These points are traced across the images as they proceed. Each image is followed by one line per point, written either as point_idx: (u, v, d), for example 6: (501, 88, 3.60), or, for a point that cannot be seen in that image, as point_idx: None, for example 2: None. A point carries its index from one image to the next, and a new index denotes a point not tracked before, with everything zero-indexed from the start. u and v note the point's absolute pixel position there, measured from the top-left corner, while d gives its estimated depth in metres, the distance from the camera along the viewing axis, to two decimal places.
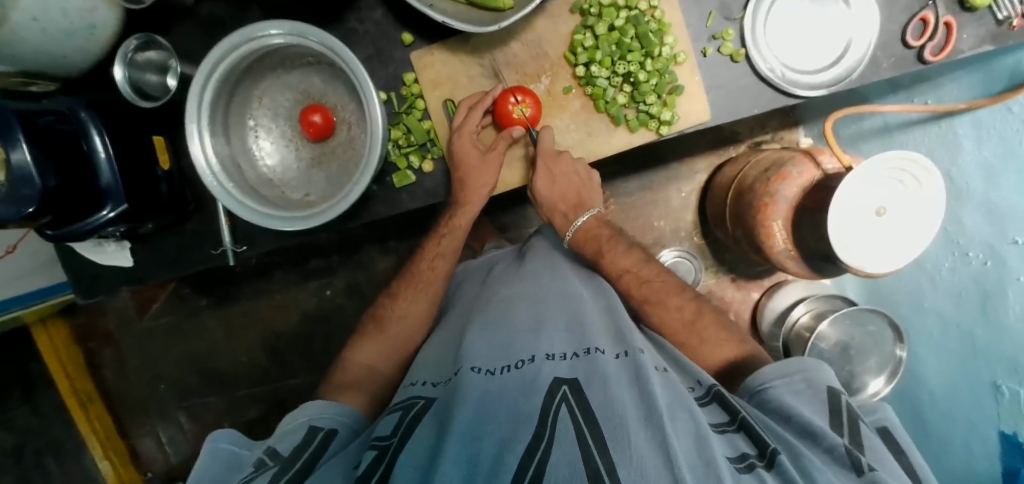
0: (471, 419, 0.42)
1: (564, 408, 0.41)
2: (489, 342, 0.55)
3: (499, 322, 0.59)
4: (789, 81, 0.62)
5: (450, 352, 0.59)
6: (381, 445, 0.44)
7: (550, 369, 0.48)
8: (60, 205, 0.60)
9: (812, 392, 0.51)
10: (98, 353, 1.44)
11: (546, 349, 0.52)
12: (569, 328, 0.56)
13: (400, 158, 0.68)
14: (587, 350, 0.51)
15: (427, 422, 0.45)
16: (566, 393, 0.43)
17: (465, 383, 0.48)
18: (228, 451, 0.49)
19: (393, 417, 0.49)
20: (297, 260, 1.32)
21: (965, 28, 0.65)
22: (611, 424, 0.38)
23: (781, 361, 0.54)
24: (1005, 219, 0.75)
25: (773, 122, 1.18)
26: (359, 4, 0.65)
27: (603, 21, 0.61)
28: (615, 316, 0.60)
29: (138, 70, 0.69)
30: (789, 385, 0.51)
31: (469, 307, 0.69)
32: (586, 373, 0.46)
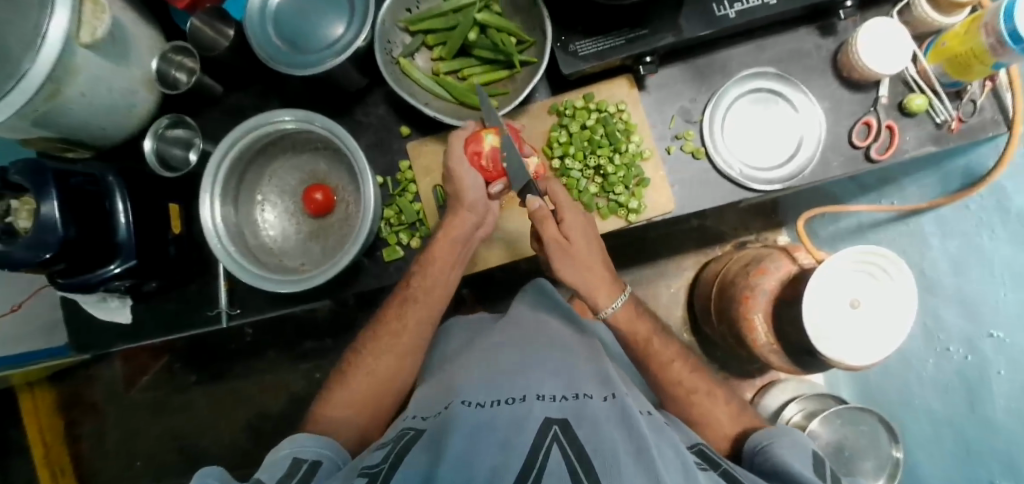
0: (462, 452, 0.42)
1: (555, 447, 0.42)
2: (478, 383, 0.56)
3: (488, 365, 0.60)
4: (747, 177, 0.69)
5: (440, 392, 0.60)
6: (370, 472, 0.44)
7: (540, 409, 0.49)
8: (75, 254, 0.65)
9: (799, 449, 0.52)
10: (79, 424, 1.41)
11: (538, 390, 0.53)
12: (555, 374, 0.57)
13: (390, 235, 0.74)
14: (576, 394, 0.53)
15: (420, 448, 0.46)
16: (557, 432, 0.44)
17: (456, 415, 0.49)
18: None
19: (382, 449, 0.48)
20: (291, 342, 1.35)
21: (908, 130, 0.74)
22: (602, 462, 0.41)
23: (774, 428, 0.57)
24: (978, 312, 0.73)
25: (757, 223, 1.24)
26: (366, 101, 0.75)
27: (576, 121, 0.70)
28: (600, 365, 0.62)
29: (166, 144, 0.79)
30: (782, 442, 0.53)
31: (454, 355, 0.71)
32: (574, 414, 0.48)
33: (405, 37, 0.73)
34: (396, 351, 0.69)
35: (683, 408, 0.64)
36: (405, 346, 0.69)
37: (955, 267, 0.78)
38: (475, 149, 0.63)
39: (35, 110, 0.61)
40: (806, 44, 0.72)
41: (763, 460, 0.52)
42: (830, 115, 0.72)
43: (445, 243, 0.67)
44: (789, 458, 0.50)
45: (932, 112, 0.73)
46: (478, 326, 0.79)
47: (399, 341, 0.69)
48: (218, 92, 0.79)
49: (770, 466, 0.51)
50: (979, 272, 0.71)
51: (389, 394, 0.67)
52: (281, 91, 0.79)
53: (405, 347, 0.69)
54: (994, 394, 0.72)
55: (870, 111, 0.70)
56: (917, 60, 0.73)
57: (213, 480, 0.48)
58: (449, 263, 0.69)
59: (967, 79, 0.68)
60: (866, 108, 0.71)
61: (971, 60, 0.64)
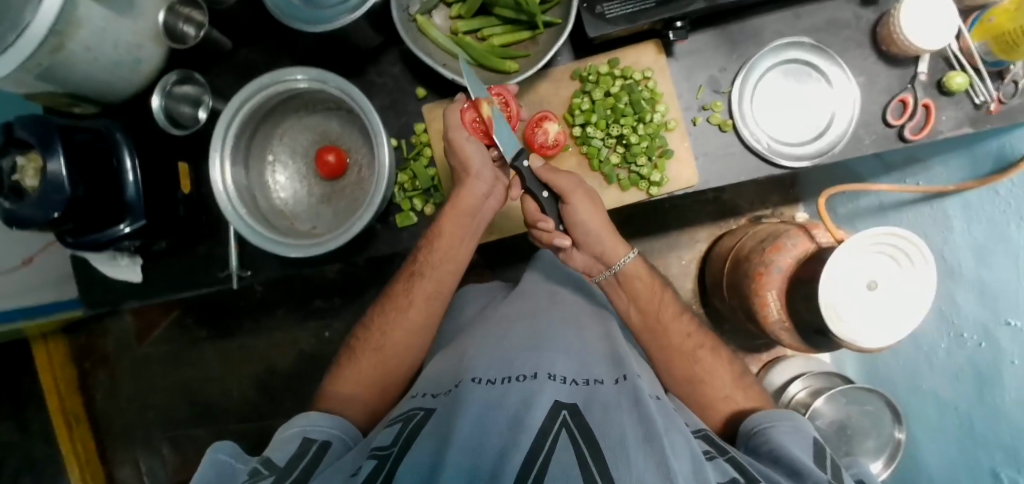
0: (471, 430, 0.42)
1: (564, 433, 0.42)
2: (490, 358, 0.55)
3: (498, 341, 0.59)
4: (774, 152, 0.66)
5: (451, 366, 0.59)
6: (381, 455, 0.44)
7: (552, 390, 0.48)
8: (82, 214, 0.65)
9: (798, 435, 0.52)
10: (92, 376, 1.44)
11: (549, 369, 0.52)
12: (569, 353, 0.57)
13: (404, 200, 0.72)
14: (588, 380, 0.52)
15: (431, 428, 0.46)
16: (566, 417, 0.44)
17: (468, 393, 0.48)
18: (221, 463, 0.48)
19: (393, 428, 0.48)
20: (299, 300, 1.35)
21: (944, 110, 0.71)
22: (610, 445, 0.40)
23: (769, 410, 0.56)
24: (998, 299, 0.71)
25: (774, 197, 1.22)
26: (381, 60, 0.72)
27: (599, 87, 0.67)
28: (614, 342, 0.62)
29: (174, 101, 0.76)
30: (783, 427, 0.52)
31: (469, 326, 0.72)
32: (584, 400, 0.48)
33: None
34: (405, 322, 0.68)
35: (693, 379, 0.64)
36: (414, 321, 0.68)
37: (977, 254, 0.75)
38: (472, 116, 0.64)
39: (38, 63, 0.59)
40: (845, 14, 0.68)
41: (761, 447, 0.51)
42: (866, 89, 0.69)
43: (452, 217, 0.66)
44: (788, 444, 0.49)
45: (972, 92, 0.70)
46: (493, 297, 0.80)
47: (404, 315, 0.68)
48: (227, 47, 0.76)
49: (769, 449, 0.50)
50: (1001, 258, 0.70)
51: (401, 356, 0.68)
52: (293, 47, 0.76)
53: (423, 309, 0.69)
54: (1003, 386, 0.71)
55: (907, 87, 0.67)
56: (959, 36, 0.69)
57: (229, 458, 0.48)
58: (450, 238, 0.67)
59: (1010, 58, 0.65)
60: (903, 85, 0.68)
61: (1019, 38, 0.61)
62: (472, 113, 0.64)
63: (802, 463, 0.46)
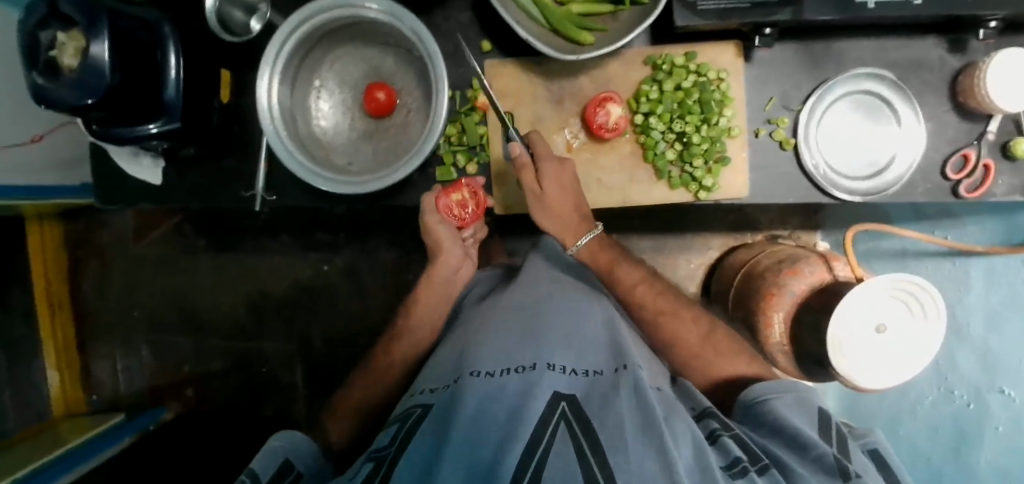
0: (472, 424, 0.43)
1: (563, 427, 0.43)
2: (497, 346, 0.55)
3: (502, 328, 0.59)
4: (829, 181, 0.65)
5: (450, 359, 0.59)
6: (379, 456, 0.46)
7: (550, 380, 0.49)
8: (118, 105, 0.62)
9: (801, 406, 0.54)
10: (83, 264, 1.43)
11: (548, 359, 0.52)
12: (563, 339, 0.57)
13: (448, 154, 0.71)
14: (588, 371, 0.53)
15: (430, 423, 0.47)
16: (564, 409, 0.45)
17: (467, 387, 0.48)
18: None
19: (393, 427, 0.50)
20: (305, 230, 1.34)
21: (1002, 174, 0.69)
22: (607, 433, 0.42)
23: (775, 381, 0.58)
24: (999, 369, 0.81)
25: (795, 221, 1.22)
26: (449, 4, 0.69)
27: (671, 79, 0.65)
28: (615, 332, 0.61)
29: (229, 5, 0.71)
30: (785, 399, 0.54)
31: (471, 315, 0.70)
32: (583, 392, 0.48)
33: None
34: None
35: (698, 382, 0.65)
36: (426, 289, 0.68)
37: None
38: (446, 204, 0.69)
39: None
40: (931, 55, 0.66)
41: (763, 414, 0.53)
42: (932, 136, 0.67)
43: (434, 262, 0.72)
44: (791, 415, 0.51)
45: None
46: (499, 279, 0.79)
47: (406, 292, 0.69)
48: None
49: (772, 420, 0.52)
50: None
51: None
52: None
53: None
54: (984, 444, 0.84)
55: (973, 143, 0.66)
56: None
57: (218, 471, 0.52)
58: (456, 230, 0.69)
59: None
60: (969, 140, 0.66)
61: None
62: (456, 195, 0.69)
63: (804, 437, 0.48)
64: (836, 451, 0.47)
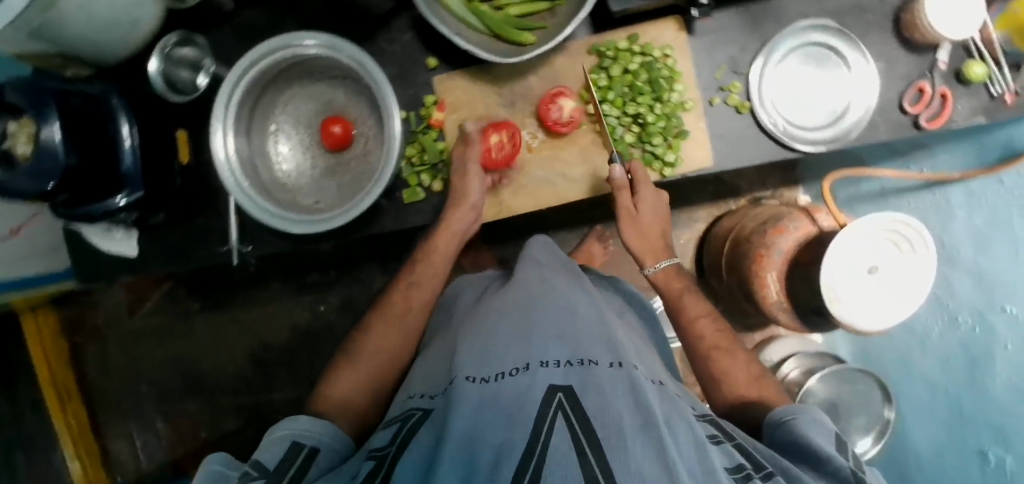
0: (467, 430, 0.42)
1: (560, 417, 0.41)
2: (484, 349, 0.55)
3: (491, 332, 0.59)
4: (790, 136, 0.66)
5: (444, 364, 0.58)
6: (378, 456, 0.46)
7: (545, 377, 0.48)
8: (77, 184, 0.62)
9: (820, 426, 0.51)
10: (83, 349, 1.43)
11: (540, 356, 0.52)
12: (560, 338, 0.56)
13: (411, 176, 0.70)
14: (582, 360, 0.52)
15: (426, 430, 0.46)
16: (562, 400, 0.44)
17: (460, 393, 0.48)
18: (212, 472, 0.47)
19: (390, 430, 0.50)
20: (296, 273, 1.34)
21: (960, 100, 0.70)
22: (607, 432, 0.39)
23: (791, 403, 0.56)
24: (995, 288, 0.73)
25: (774, 179, 1.22)
26: (390, 27, 0.69)
27: (617, 64, 0.65)
28: (608, 329, 0.61)
29: (173, 65, 0.73)
30: (803, 417, 0.52)
31: (462, 317, 0.70)
32: (579, 382, 0.48)
33: None
34: None
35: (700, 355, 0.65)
36: None
37: (978, 243, 0.76)
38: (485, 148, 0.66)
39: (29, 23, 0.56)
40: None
41: (784, 434, 0.51)
42: (885, 75, 0.68)
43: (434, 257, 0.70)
44: (814, 432, 0.49)
45: (989, 82, 0.69)
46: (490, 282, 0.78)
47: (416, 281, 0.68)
48: (228, 9, 0.73)
49: (792, 441, 0.50)
50: (1005, 250, 0.70)
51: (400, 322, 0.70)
52: (296, 11, 0.73)
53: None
54: (994, 369, 0.74)
55: (926, 75, 0.66)
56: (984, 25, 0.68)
57: (222, 467, 0.48)
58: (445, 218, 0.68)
59: None
60: (922, 73, 0.67)
61: None
62: (496, 136, 0.66)
63: (824, 453, 0.46)
64: (855, 469, 0.46)
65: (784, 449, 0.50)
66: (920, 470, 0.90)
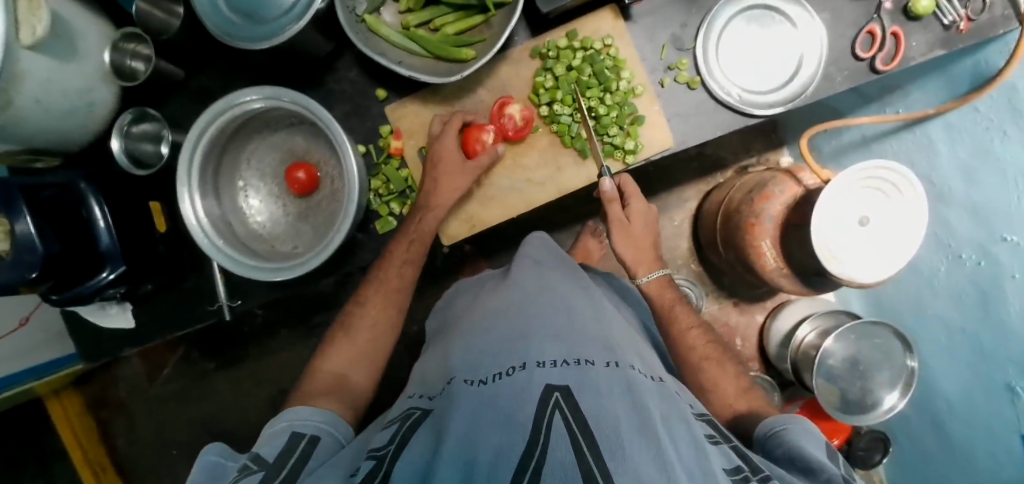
0: (465, 430, 0.41)
1: (558, 415, 0.40)
2: (479, 353, 0.54)
3: (487, 332, 0.58)
4: (746, 103, 0.66)
5: (444, 364, 0.57)
6: (378, 455, 0.43)
7: (542, 376, 0.46)
8: (60, 271, 0.64)
9: (812, 436, 0.51)
10: (110, 423, 1.43)
11: (538, 356, 0.50)
12: (558, 338, 0.54)
13: (381, 206, 0.71)
14: (579, 360, 0.49)
15: (424, 431, 0.45)
16: (558, 400, 0.42)
17: (457, 397, 0.46)
18: (211, 463, 0.49)
19: (390, 429, 0.48)
20: (300, 318, 1.34)
21: (913, 36, 0.70)
22: (604, 433, 0.38)
23: (783, 415, 0.56)
24: (992, 218, 0.70)
25: (757, 145, 1.21)
26: (336, 66, 0.71)
27: (560, 63, 0.66)
28: (604, 328, 0.60)
29: (135, 141, 0.75)
30: (795, 427, 0.52)
31: (456, 321, 0.69)
32: (576, 381, 0.45)
33: None
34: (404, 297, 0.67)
35: None
36: None
37: (965, 174, 0.74)
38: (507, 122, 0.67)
39: None
40: None
41: (776, 446, 0.50)
42: (832, 24, 0.67)
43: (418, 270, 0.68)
44: (805, 443, 0.49)
45: (939, 13, 0.68)
46: (483, 285, 0.77)
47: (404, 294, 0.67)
48: (180, 77, 0.74)
49: (783, 450, 0.49)
50: (991, 178, 0.68)
51: (386, 342, 0.69)
52: (245, 68, 0.74)
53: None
54: (1006, 299, 0.70)
55: (873, 18, 0.65)
56: None
57: (218, 458, 0.49)
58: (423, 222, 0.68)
59: None
60: (869, 16, 0.65)
61: None
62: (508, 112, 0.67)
63: (814, 458, 0.46)
64: (847, 476, 0.45)
65: (777, 459, 0.50)
66: (955, 415, 0.87)
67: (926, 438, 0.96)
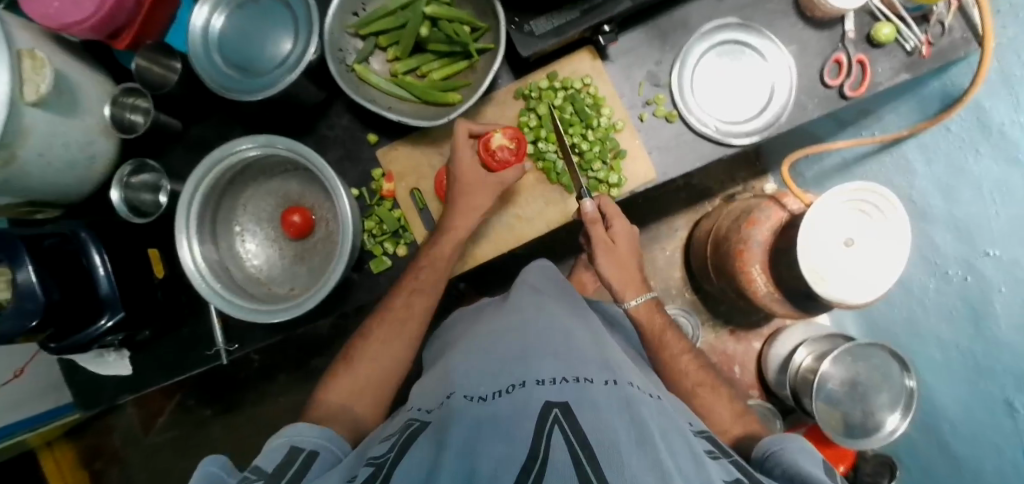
0: (465, 442, 0.40)
1: (556, 430, 0.40)
2: (479, 374, 0.54)
3: (485, 354, 0.58)
4: (724, 133, 0.68)
5: (445, 381, 0.57)
6: (377, 462, 0.42)
7: (541, 393, 0.46)
8: (60, 316, 0.65)
9: (810, 455, 0.51)
10: (104, 474, 1.41)
11: (536, 375, 0.50)
12: (557, 359, 0.55)
13: (375, 246, 0.73)
14: (576, 378, 0.50)
15: (425, 440, 0.44)
16: (558, 416, 0.42)
17: (457, 412, 0.46)
18: (211, 476, 0.42)
19: (389, 441, 0.47)
20: (298, 362, 1.34)
21: (879, 61, 0.73)
22: (603, 447, 0.38)
23: (779, 435, 0.56)
24: (973, 233, 0.71)
25: (742, 174, 1.24)
26: (329, 114, 0.73)
27: (543, 103, 0.69)
28: (602, 349, 0.61)
29: (134, 191, 0.76)
30: (792, 447, 0.52)
31: (454, 344, 0.70)
32: (575, 397, 0.46)
33: (356, 42, 0.71)
34: (396, 335, 0.68)
35: None
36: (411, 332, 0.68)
37: (943, 192, 0.76)
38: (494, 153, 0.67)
39: None
40: None
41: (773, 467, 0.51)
42: (800, 56, 0.70)
43: (411, 305, 0.68)
44: (802, 462, 0.49)
45: (901, 39, 0.72)
46: (479, 310, 0.77)
47: (402, 328, 0.68)
48: (178, 127, 0.77)
49: (781, 470, 0.49)
50: (968, 194, 0.70)
51: None
52: (241, 117, 0.77)
53: (401, 339, 0.67)
54: (997, 316, 0.70)
55: (839, 48, 0.68)
56: None
57: (219, 471, 0.43)
58: (417, 257, 0.69)
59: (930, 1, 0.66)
60: (835, 46, 0.69)
61: None
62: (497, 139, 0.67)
63: (810, 476, 0.46)
64: None
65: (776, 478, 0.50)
66: (957, 433, 0.86)
67: (932, 459, 0.94)
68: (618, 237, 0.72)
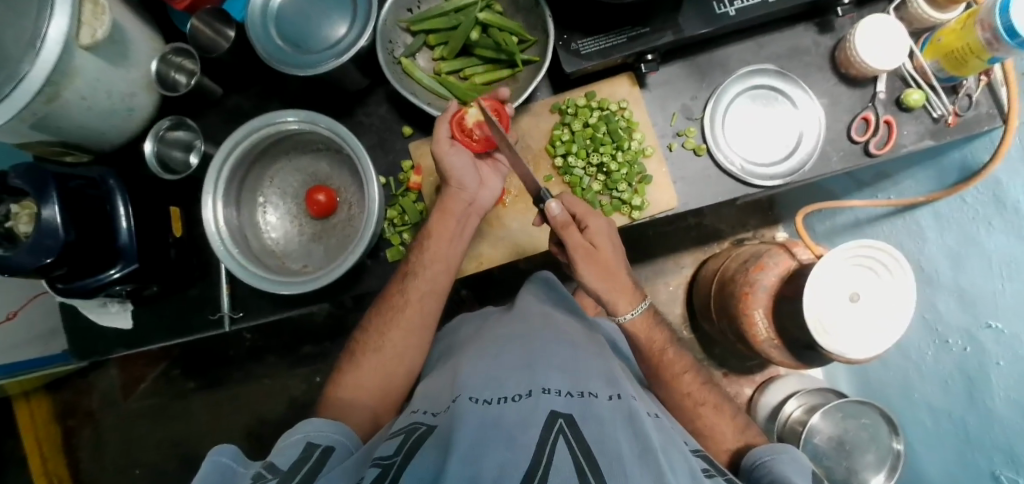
0: (472, 441, 0.40)
1: (561, 440, 0.41)
2: (485, 377, 0.54)
3: (492, 359, 0.59)
4: (747, 172, 0.70)
5: (451, 383, 0.58)
6: (384, 463, 0.42)
7: (547, 402, 0.47)
8: (76, 261, 0.65)
9: (798, 464, 0.52)
10: (76, 433, 1.40)
11: (543, 384, 0.51)
12: (563, 370, 0.55)
13: (394, 235, 0.74)
14: (582, 392, 0.51)
15: (431, 444, 0.44)
16: (563, 426, 0.43)
17: (463, 411, 0.46)
18: (221, 465, 0.43)
19: (394, 441, 0.47)
20: (290, 346, 1.34)
21: (906, 125, 0.74)
22: (606, 460, 0.39)
23: (771, 444, 0.57)
24: (977, 304, 0.72)
25: (754, 220, 1.26)
26: (367, 101, 0.75)
27: (578, 119, 0.71)
28: (606, 363, 0.61)
29: (167, 146, 0.78)
30: (780, 457, 0.54)
31: (462, 346, 0.70)
32: (580, 410, 0.47)
33: (406, 38, 0.73)
34: (402, 326, 0.68)
35: (680, 395, 0.66)
36: (416, 325, 0.68)
37: (953, 260, 0.77)
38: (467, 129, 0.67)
39: (34, 114, 0.61)
40: (804, 40, 0.72)
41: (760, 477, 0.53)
42: (830, 109, 0.72)
43: (420, 300, 0.68)
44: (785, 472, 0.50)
45: (929, 107, 0.73)
46: (486, 317, 0.77)
47: (409, 320, 0.68)
48: (218, 94, 0.79)
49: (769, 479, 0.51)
50: (975, 264, 0.72)
51: None
52: (281, 93, 0.79)
53: (403, 328, 0.68)
54: (992, 388, 0.71)
55: (869, 106, 0.70)
56: (913, 55, 0.73)
57: (230, 461, 0.44)
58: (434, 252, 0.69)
59: (962, 75, 0.68)
60: (865, 104, 0.71)
61: (967, 55, 0.64)
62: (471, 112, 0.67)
63: None
64: None
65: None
66: None
67: None
68: (596, 239, 0.63)
